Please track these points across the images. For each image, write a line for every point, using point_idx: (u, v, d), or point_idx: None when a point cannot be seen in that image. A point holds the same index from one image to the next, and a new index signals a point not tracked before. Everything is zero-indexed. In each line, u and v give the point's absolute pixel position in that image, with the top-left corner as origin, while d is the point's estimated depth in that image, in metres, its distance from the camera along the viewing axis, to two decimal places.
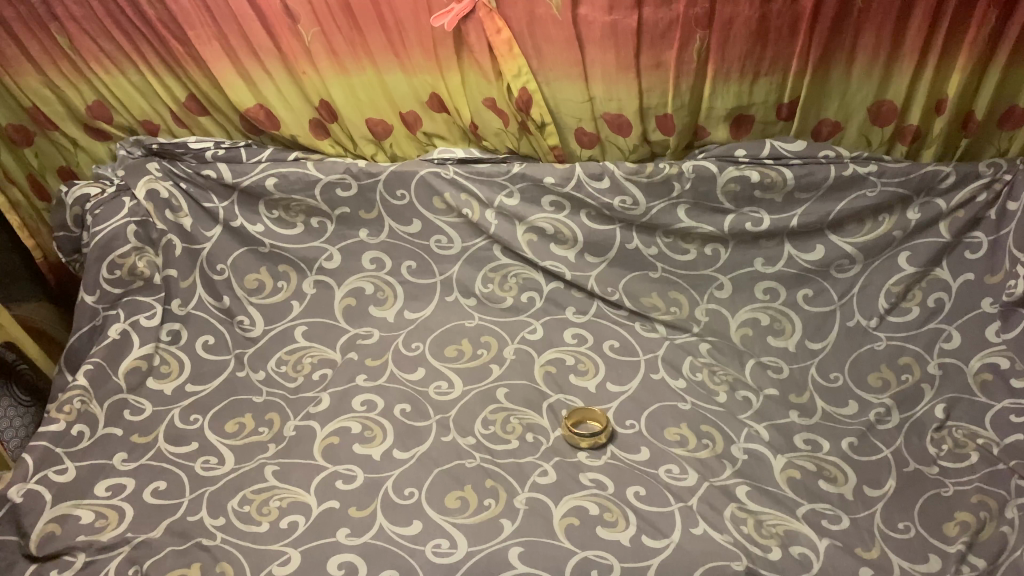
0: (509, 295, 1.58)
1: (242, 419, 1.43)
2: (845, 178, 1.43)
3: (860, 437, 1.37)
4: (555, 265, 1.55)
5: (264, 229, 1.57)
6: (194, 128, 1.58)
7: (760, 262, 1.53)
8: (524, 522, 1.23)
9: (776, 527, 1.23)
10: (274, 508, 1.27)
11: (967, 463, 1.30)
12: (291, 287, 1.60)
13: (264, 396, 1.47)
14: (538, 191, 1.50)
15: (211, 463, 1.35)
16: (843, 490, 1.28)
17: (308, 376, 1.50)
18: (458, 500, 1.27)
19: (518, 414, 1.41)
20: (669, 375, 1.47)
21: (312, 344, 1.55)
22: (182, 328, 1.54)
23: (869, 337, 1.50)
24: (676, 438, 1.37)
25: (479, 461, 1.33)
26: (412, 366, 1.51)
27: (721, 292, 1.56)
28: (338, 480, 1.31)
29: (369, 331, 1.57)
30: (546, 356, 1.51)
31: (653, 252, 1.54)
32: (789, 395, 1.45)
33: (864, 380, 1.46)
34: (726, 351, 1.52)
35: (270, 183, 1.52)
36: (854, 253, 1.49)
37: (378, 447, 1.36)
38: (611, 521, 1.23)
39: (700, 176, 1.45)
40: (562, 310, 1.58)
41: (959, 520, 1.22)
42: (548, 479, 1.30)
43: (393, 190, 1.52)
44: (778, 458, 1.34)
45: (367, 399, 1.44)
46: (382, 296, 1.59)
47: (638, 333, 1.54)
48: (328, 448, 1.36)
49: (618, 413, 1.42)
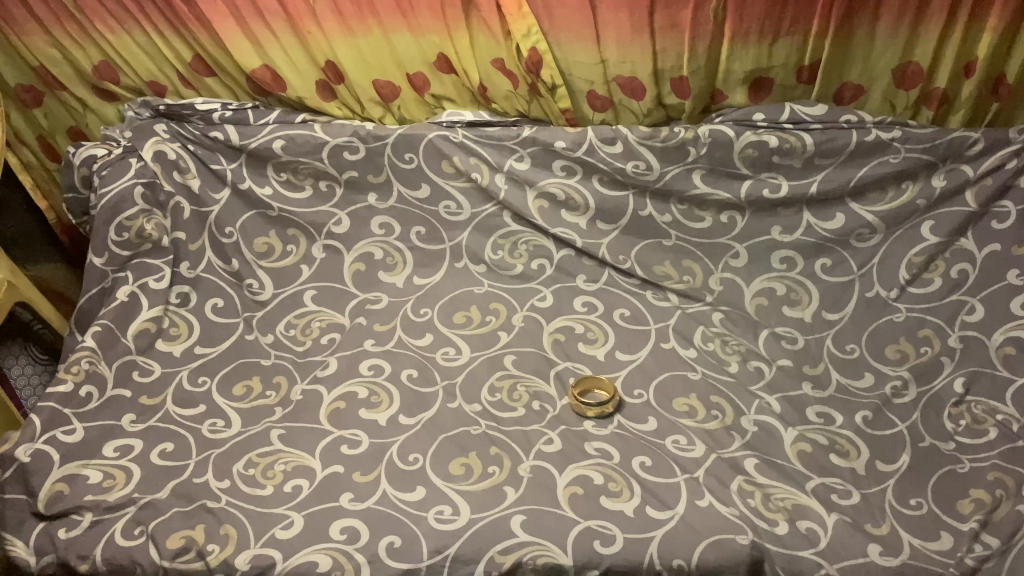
0: (518, 262, 1.56)
1: (250, 382, 1.43)
2: (869, 144, 1.38)
3: (875, 411, 1.34)
4: (565, 232, 1.51)
5: (272, 191, 1.55)
6: (201, 90, 1.56)
7: (777, 230, 1.50)
8: (528, 490, 1.23)
9: (784, 501, 1.20)
10: (279, 472, 1.27)
11: (985, 439, 1.28)
12: (300, 251, 1.59)
13: (272, 359, 1.48)
14: (548, 156, 1.46)
15: (218, 426, 1.36)
16: (855, 464, 1.26)
17: (317, 340, 1.50)
18: (462, 467, 1.26)
19: (525, 382, 1.40)
20: (680, 344, 1.44)
21: (321, 309, 1.54)
22: (192, 291, 1.54)
23: (888, 309, 1.47)
24: (684, 409, 1.34)
25: (485, 428, 1.33)
26: (420, 332, 1.49)
27: (736, 261, 1.53)
28: (343, 445, 1.31)
29: (379, 297, 1.56)
30: (554, 324, 1.48)
31: (667, 220, 1.51)
32: (802, 366, 1.42)
33: (881, 353, 1.42)
34: (740, 322, 1.48)
35: (277, 145, 1.50)
36: (876, 222, 1.46)
37: (385, 412, 1.36)
38: (615, 490, 1.22)
39: (716, 141, 1.40)
40: (572, 278, 1.54)
41: (973, 498, 1.19)
42: (554, 448, 1.29)
43: (401, 154, 1.50)
44: (789, 431, 1.31)
45: (375, 362, 1.44)
46: (391, 262, 1.58)
47: (649, 302, 1.50)
48: (334, 413, 1.37)
49: (626, 382, 1.39)
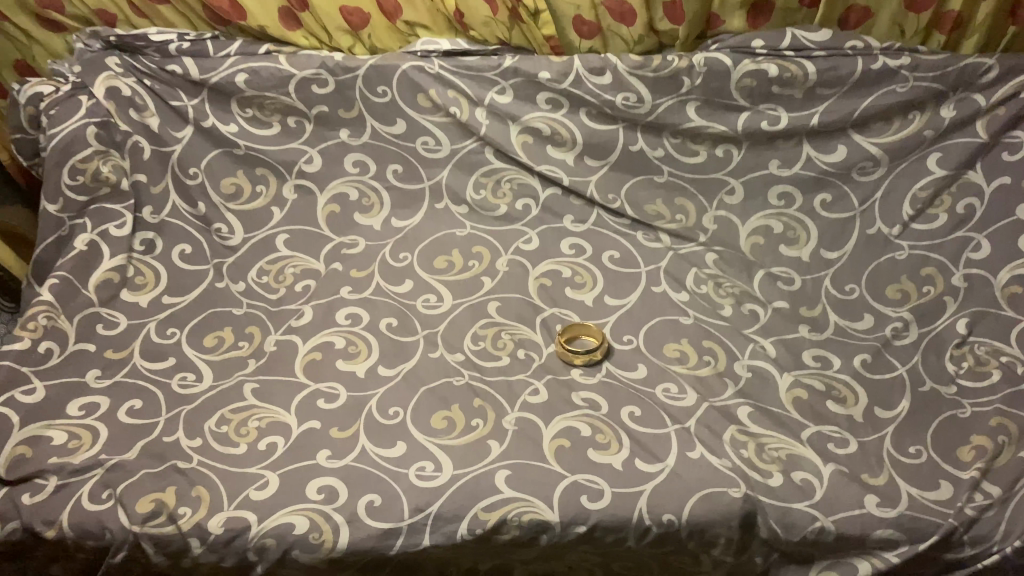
0: (502, 203, 1.47)
1: (221, 332, 1.37)
2: (875, 72, 1.29)
3: (874, 354, 1.29)
4: (551, 170, 1.43)
5: (238, 129, 1.45)
6: (155, 20, 1.43)
7: (775, 164, 1.42)
8: (513, 444, 1.18)
9: (778, 451, 1.16)
10: (253, 429, 1.22)
11: (987, 382, 1.23)
12: (270, 192, 1.50)
13: (245, 308, 1.40)
14: (532, 89, 1.37)
15: (188, 380, 1.30)
16: (852, 412, 1.21)
17: (291, 288, 1.43)
18: (444, 421, 1.21)
19: (510, 329, 1.33)
20: (671, 288, 1.37)
21: (295, 253, 1.47)
22: (157, 238, 1.45)
23: (891, 247, 1.40)
24: (675, 354, 1.29)
25: (468, 378, 1.27)
26: (399, 278, 1.42)
27: (731, 198, 1.45)
28: (319, 399, 1.25)
29: (356, 241, 1.48)
30: (540, 268, 1.41)
31: (659, 154, 1.42)
32: (799, 308, 1.36)
33: (881, 293, 1.36)
34: (735, 262, 1.42)
35: (240, 79, 1.40)
36: (879, 154, 1.38)
37: (363, 363, 1.30)
38: (603, 443, 1.17)
39: (712, 71, 1.31)
40: (559, 219, 1.47)
41: (974, 444, 1.15)
42: (540, 399, 1.23)
43: (374, 87, 1.40)
44: (784, 377, 1.26)
45: (351, 312, 1.37)
46: (367, 204, 1.50)
47: (640, 243, 1.43)
48: (310, 365, 1.30)
49: (615, 328, 1.33)
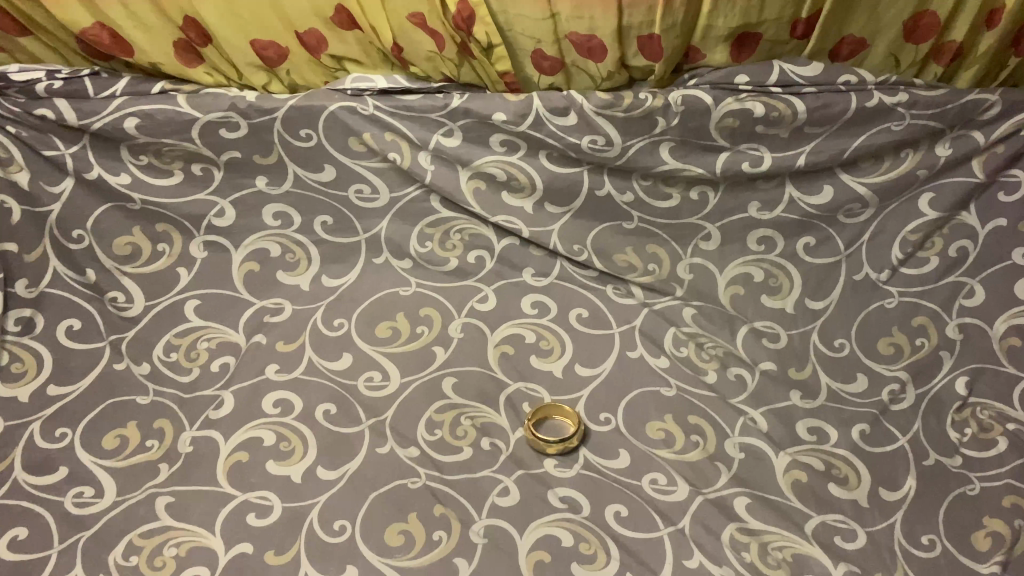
0: (451, 256, 1.31)
1: (124, 431, 1.15)
2: (869, 110, 1.16)
3: (872, 423, 1.16)
4: (508, 220, 1.27)
5: (131, 179, 1.23)
6: (16, 53, 1.17)
7: (755, 207, 1.28)
8: (483, 562, 1.01)
9: (783, 551, 1.02)
10: (170, 559, 1.02)
11: (994, 452, 1.11)
12: (174, 252, 1.28)
13: (151, 396, 1.19)
14: (485, 130, 1.18)
15: (85, 497, 1.07)
16: (856, 495, 1.08)
17: (206, 368, 1.22)
18: (401, 536, 1.04)
19: (470, 412, 1.16)
20: (649, 352, 1.24)
21: (209, 323, 1.25)
22: (36, 314, 1.21)
23: (879, 294, 1.28)
24: (660, 435, 1.14)
25: (425, 480, 1.09)
26: (336, 351, 1.23)
27: (708, 244, 1.31)
28: (250, 514, 1.06)
29: (280, 304, 1.28)
30: (500, 333, 1.25)
31: (628, 199, 1.26)
32: (787, 369, 1.23)
33: (874, 348, 1.25)
34: (716, 318, 1.29)
35: (130, 125, 1.17)
36: (867, 195, 1.25)
37: (298, 465, 1.11)
38: (589, 555, 1.02)
39: (690, 110, 1.15)
40: (518, 272, 1.31)
41: (989, 530, 1.03)
42: (510, 501, 1.07)
43: (296, 130, 1.19)
44: (780, 456, 1.13)
45: (279, 398, 1.18)
46: (292, 259, 1.30)
47: (609, 297, 1.30)
48: (234, 469, 1.11)
49: (590, 405, 1.18)
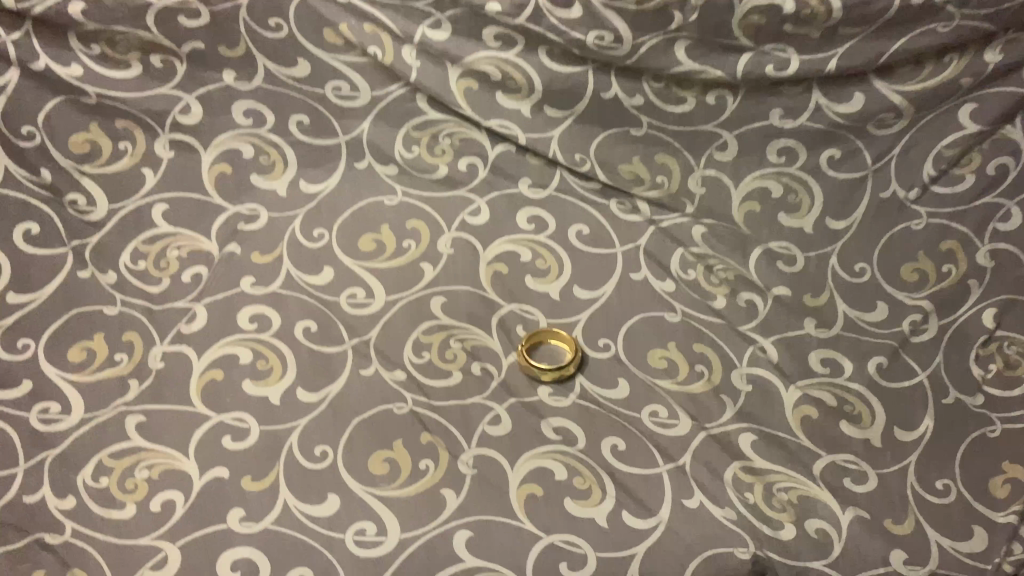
0: (440, 163, 1.23)
1: (90, 343, 1.06)
2: (915, 9, 1.05)
3: (890, 356, 1.08)
4: (503, 125, 1.20)
5: (82, 71, 1.12)
6: None
7: (777, 114, 1.16)
8: (471, 495, 0.95)
9: (788, 493, 0.96)
10: (141, 482, 0.94)
11: (1019, 392, 1.03)
12: (137, 151, 1.17)
13: (120, 307, 1.09)
14: (476, 22, 1.12)
15: (51, 414, 1.00)
16: (869, 434, 1.01)
17: (177, 278, 1.12)
18: (385, 465, 0.97)
19: (460, 334, 1.08)
20: (653, 274, 1.16)
21: (179, 230, 1.15)
22: None
23: (905, 214, 1.17)
24: (662, 365, 1.07)
25: (411, 406, 1.02)
26: (315, 265, 1.14)
27: (723, 154, 1.21)
28: (226, 437, 0.99)
29: (255, 211, 1.18)
30: (494, 250, 1.16)
31: (637, 104, 1.18)
32: (802, 296, 1.15)
33: (896, 275, 1.14)
34: (727, 238, 1.20)
35: (75, 9, 1.08)
36: (903, 105, 1.13)
37: (277, 386, 1.03)
38: (583, 491, 0.95)
39: (712, 5, 1.05)
40: (513, 182, 1.23)
41: (1008, 476, 0.96)
42: (501, 431, 1.00)
43: (264, 20, 1.13)
44: (790, 390, 1.05)
45: (257, 313, 1.09)
46: (266, 163, 1.20)
47: (613, 214, 1.22)
48: (209, 388, 1.02)
49: (588, 330, 1.10)
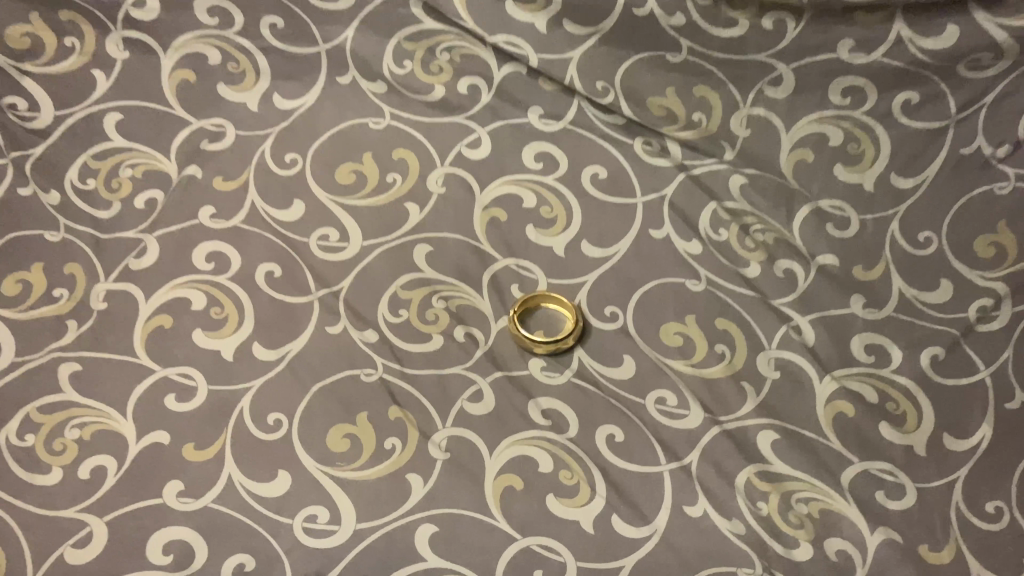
0: (437, 83, 1.07)
1: (28, 277, 0.90)
2: None
3: (949, 347, 0.91)
4: (512, 42, 1.06)
5: None
6: None
7: (847, 47, 1.00)
8: (442, 483, 0.81)
9: (809, 505, 0.81)
10: (71, 444, 0.81)
11: None
12: (86, 50, 1.02)
13: (64, 235, 0.93)
14: None
15: None
16: (913, 441, 0.85)
17: (130, 202, 0.97)
18: (346, 441, 0.83)
19: (444, 291, 0.94)
20: (679, 233, 1.00)
21: (135, 145, 1.00)
22: None
23: (988, 176, 0.99)
24: (677, 342, 0.92)
25: (381, 372, 0.88)
26: (285, 198, 0.99)
27: (775, 91, 1.03)
28: (169, 396, 0.85)
29: (220, 126, 1.03)
30: (491, 194, 1.01)
31: (677, 24, 1.02)
32: (852, 267, 0.97)
33: (967, 249, 0.96)
34: (769, 189, 1.03)
35: None
36: (998, 43, 0.96)
37: (231, 339, 0.89)
38: (568, 487, 0.82)
39: None
40: (521, 112, 1.07)
41: None
42: (482, 407, 0.86)
43: None
44: (824, 381, 0.89)
45: (213, 251, 0.94)
46: (236, 72, 1.05)
47: (636, 154, 1.05)
48: (154, 336, 0.88)
49: (594, 294, 0.95)
